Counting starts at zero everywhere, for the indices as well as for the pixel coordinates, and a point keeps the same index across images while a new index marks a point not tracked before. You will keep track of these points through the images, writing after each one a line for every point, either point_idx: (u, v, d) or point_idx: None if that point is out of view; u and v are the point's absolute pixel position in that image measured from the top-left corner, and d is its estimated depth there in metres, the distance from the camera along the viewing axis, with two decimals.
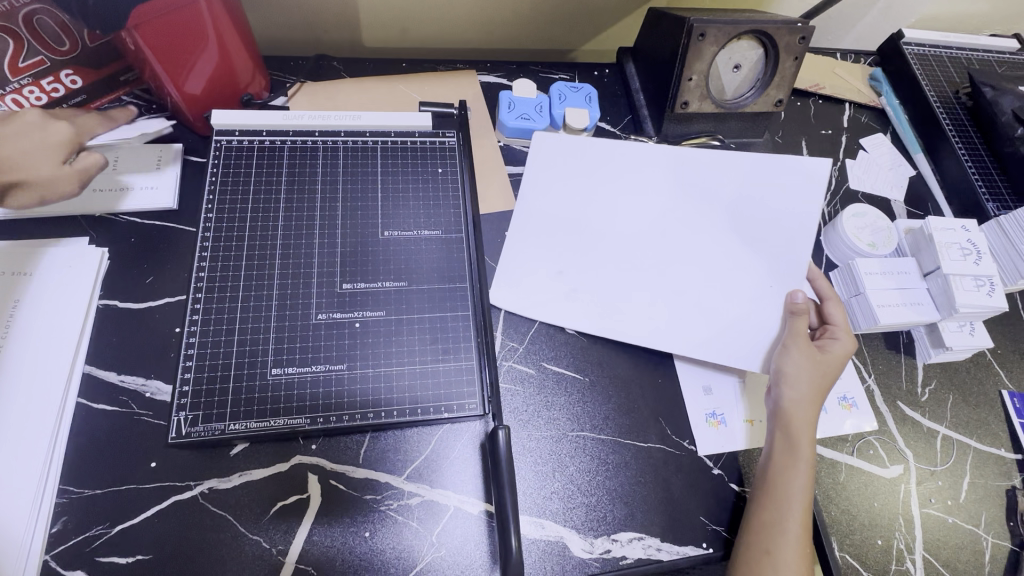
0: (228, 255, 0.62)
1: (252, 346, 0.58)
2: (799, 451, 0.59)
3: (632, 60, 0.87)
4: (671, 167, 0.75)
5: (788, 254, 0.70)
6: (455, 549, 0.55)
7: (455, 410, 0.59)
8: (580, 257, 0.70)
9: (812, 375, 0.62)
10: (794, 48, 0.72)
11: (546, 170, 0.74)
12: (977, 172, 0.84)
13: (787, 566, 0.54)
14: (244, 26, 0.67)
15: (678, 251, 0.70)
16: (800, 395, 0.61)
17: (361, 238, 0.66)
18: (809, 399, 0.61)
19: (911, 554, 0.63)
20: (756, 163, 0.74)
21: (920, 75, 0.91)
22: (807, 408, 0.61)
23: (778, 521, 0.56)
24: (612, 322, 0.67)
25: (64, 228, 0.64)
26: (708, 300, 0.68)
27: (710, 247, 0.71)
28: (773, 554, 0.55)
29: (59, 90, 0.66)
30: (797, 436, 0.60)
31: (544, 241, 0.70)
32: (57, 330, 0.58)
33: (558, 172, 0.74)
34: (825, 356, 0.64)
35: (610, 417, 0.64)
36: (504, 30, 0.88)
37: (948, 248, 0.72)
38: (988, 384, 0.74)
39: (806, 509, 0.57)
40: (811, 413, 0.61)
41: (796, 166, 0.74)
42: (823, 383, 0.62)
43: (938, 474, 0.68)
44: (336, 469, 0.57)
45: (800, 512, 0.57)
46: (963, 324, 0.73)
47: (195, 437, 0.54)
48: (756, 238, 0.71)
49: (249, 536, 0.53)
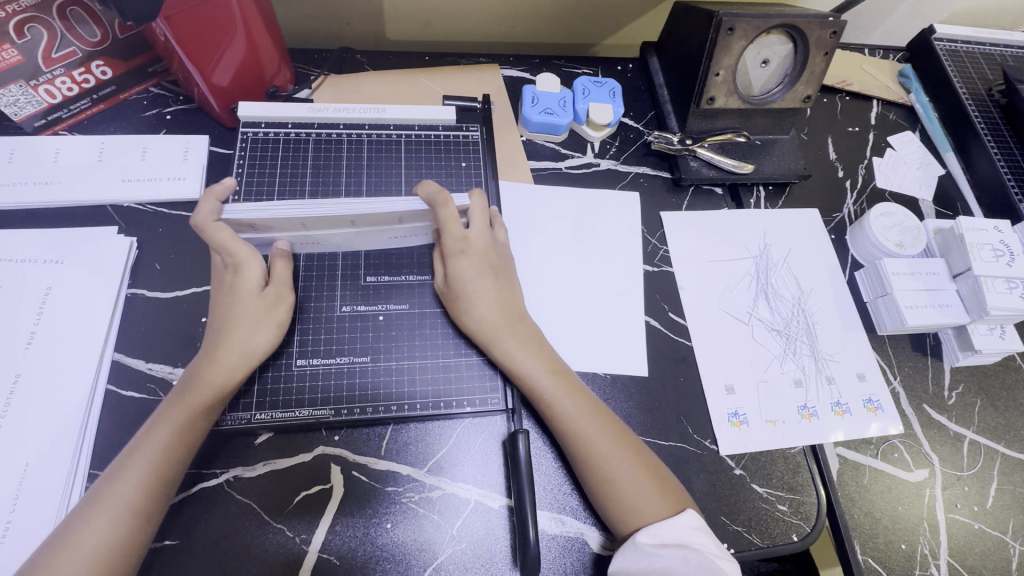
0: None
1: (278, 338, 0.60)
2: (546, 386, 0.58)
3: (656, 55, 0.86)
4: (528, 213, 0.72)
5: (636, 262, 0.72)
6: (475, 543, 0.55)
7: (478, 404, 0.60)
8: (546, 292, 0.68)
9: (475, 317, 0.59)
10: (825, 42, 0.71)
11: (518, 207, 0.72)
12: (1010, 172, 0.82)
13: (652, 498, 0.54)
14: (270, 14, 0.67)
15: (604, 286, 0.70)
16: (477, 329, 0.59)
17: (314, 310, 0.61)
18: (500, 309, 0.60)
19: (936, 559, 0.62)
20: (591, 199, 0.75)
21: (951, 72, 0.89)
22: (533, 362, 0.58)
23: (609, 470, 0.55)
24: (596, 351, 0.66)
25: (94, 217, 0.64)
26: (672, 341, 0.68)
27: (635, 290, 0.70)
28: (618, 482, 0.54)
29: (90, 80, 0.66)
30: (533, 373, 0.58)
31: (529, 272, 0.68)
32: (87, 318, 0.58)
33: (525, 209, 0.72)
34: (454, 286, 0.60)
35: (629, 414, 0.63)
36: (527, 23, 0.87)
37: (979, 249, 0.71)
38: (1017, 388, 0.73)
39: (613, 430, 0.57)
40: (551, 377, 0.58)
41: (628, 204, 0.76)
42: (499, 301, 0.60)
43: (965, 479, 0.67)
44: (358, 460, 0.57)
45: (611, 441, 0.56)
46: (993, 327, 0.71)
47: (223, 426, 0.56)
48: (631, 267, 0.72)
49: (273, 524, 0.54)
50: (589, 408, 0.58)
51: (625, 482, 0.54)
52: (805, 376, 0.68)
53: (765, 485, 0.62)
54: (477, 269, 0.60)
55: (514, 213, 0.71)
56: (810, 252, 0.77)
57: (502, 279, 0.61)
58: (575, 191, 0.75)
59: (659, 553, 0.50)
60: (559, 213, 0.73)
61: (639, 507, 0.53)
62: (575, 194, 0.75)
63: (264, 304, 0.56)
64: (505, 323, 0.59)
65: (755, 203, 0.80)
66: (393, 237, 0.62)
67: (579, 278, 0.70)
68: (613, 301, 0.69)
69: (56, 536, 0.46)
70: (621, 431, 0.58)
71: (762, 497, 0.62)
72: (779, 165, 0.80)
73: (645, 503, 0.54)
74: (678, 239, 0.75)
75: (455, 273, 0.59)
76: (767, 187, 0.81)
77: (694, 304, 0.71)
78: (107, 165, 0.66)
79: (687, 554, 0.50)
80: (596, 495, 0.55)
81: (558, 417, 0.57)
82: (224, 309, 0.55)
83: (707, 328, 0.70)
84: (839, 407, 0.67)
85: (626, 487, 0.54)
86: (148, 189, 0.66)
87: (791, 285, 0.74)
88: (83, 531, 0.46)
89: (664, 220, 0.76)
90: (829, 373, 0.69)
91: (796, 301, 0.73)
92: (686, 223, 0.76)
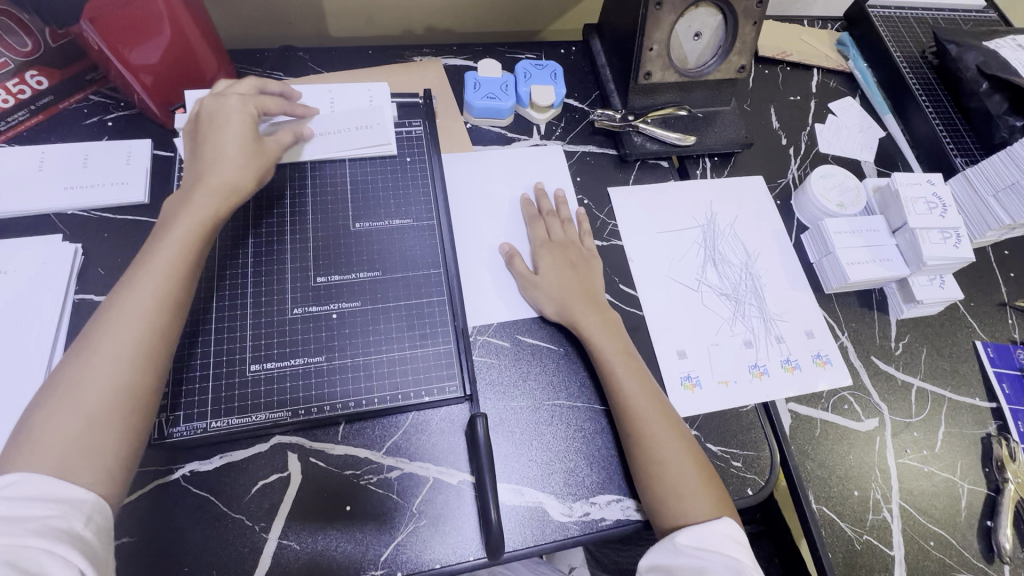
0: (197, 319, 0.59)
1: (229, 344, 0.59)
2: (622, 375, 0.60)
3: (597, 37, 0.87)
4: (477, 197, 0.73)
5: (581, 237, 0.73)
6: (436, 518, 0.56)
7: (436, 394, 0.60)
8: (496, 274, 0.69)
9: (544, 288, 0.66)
10: (751, 12, 0.73)
11: (465, 192, 0.73)
12: (945, 128, 0.85)
13: (695, 494, 0.54)
14: (197, 5, 0.66)
15: None
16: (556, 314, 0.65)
17: (268, 313, 0.61)
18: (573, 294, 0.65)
19: (888, 503, 0.64)
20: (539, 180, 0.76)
21: (885, 37, 0.92)
22: (612, 345, 0.62)
23: (662, 457, 0.56)
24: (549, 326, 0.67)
25: (37, 226, 0.64)
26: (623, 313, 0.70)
27: None
28: (664, 467, 0.55)
29: (25, 91, 0.67)
30: (607, 352, 0.62)
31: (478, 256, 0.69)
32: (33, 325, 0.58)
33: (473, 194, 0.73)
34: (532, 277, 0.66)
35: (585, 385, 0.64)
36: (469, 13, 0.88)
37: (914, 203, 0.73)
38: (961, 336, 0.75)
39: (675, 427, 0.58)
40: (624, 363, 0.61)
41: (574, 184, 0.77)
42: (576, 285, 0.66)
43: (914, 425, 0.69)
44: (315, 447, 0.58)
45: (674, 440, 0.57)
46: (933, 278, 0.73)
47: (177, 437, 0.55)
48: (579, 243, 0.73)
49: (232, 515, 0.54)
50: (646, 388, 0.60)
51: (674, 469, 0.55)
52: (755, 336, 0.70)
53: (719, 443, 0.64)
54: (560, 265, 0.67)
55: (460, 198, 0.73)
56: (756, 217, 0.79)
57: (582, 275, 0.67)
58: (523, 173, 0.76)
59: (699, 555, 0.50)
60: (508, 195, 0.74)
61: (687, 498, 0.54)
62: (522, 175, 0.76)
63: (246, 148, 0.59)
64: (582, 304, 0.64)
65: (701, 174, 0.81)
66: (318, 134, 0.69)
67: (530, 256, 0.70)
68: None
69: (42, 398, 0.45)
70: (674, 416, 0.60)
71: (717, 455, 0.63)
72: (722, 136, 0.81)
73: (693, 497, 0.54)
74: (626, 212, 0.76)
75: (538, 262, 0.67)
76: (712, 157, 0.83)
77: (642, 274, 0.72)
78: (48, 174, 0.66)
79: (726, 560, 0.49)
80: (642, 477, 0.56)
81: (621, 397, 0.59)
82: (201, 162, 0.58)
83: (658, 298, 0.71)
84: (789, 364, 0.69)
85: (672, 463, 0.56)
86: (89, 195, 0.66)
87: (738, 250, 0.76)
88: (70, 387, 0.45)
89: (612, 196, 0.77)
90: (778, 332, 0.71)
91: (743, 265, 0.75)
92: (634, 198, 0.78)
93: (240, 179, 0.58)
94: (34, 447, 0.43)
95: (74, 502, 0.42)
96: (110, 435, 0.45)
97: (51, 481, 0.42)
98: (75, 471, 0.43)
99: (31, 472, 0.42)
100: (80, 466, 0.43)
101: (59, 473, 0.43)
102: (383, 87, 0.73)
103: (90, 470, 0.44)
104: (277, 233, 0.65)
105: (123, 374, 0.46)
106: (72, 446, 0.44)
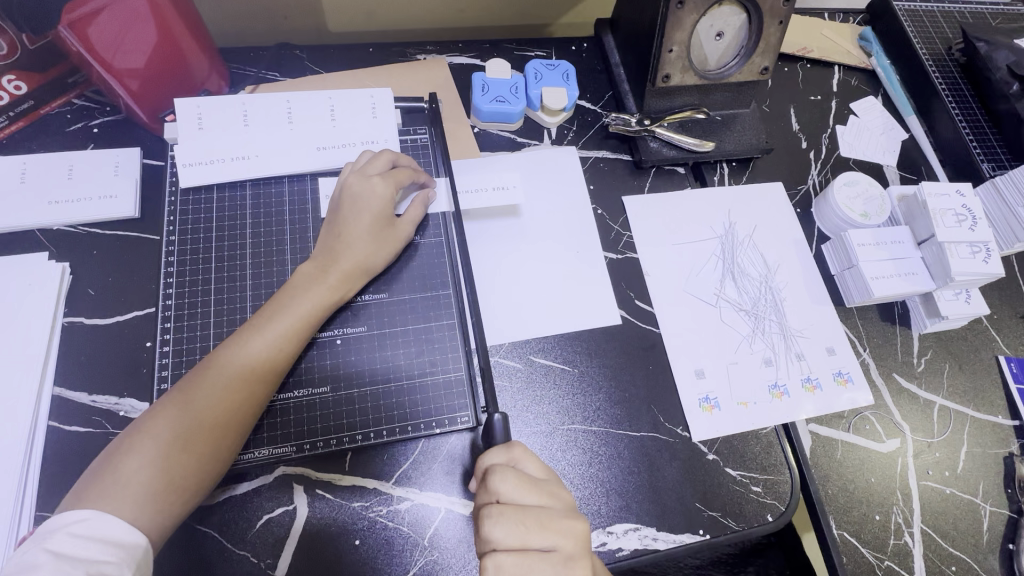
0: (190, 350, 0.56)
1: None
2: None
3: (610, 33, 0.83)
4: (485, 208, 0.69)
5: (595, 250, 0.70)
6: (448, 551, 0.54)
7: (446, 425, 0.57)
8: (508, 291, 0.66)
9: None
10: (778, 11, 0.69)
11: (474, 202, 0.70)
12: (971, 132, 0.82)
13: None
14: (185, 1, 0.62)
15: (566, 281, 0.67)
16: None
17: None
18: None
19: (909, 528, 0.63)
20: (551, 190, 0.72)
21: (911, 32, 0.88)
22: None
23: None
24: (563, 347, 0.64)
25: (22, 243, 0.60)
26: (639, 331, 0.67)
27: (593, 283, 0.68)
28: None
29: (2, 95, 0.62)
30: None
31: (489, 272, 0.66)
32: (22, 350, 0.55)
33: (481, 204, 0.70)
34: None
35: (602, 408, 0.62)
36: (476, 8, 0.84)
37: (942, 215, 0.70)
38: (984, 351, 0.73)
39: None
40: None
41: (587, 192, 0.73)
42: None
43: (935, 446, 0.67)
44: (321, 478, 0.55)
45: None
46: (958, 292, 0.71)
47: None
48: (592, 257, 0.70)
49: (236, 552, 0.52)
50: None
51: None
52: (775, 354, 0.68)
53: (739, 467, 0.62)
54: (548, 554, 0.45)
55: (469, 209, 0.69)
56: (776, 227, 0.76)
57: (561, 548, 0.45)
58: (535, 182, 0.72)
59: None
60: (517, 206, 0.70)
61: None
62: (532, 184, 0.72)
63: (380, 234, 0.59)
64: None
65: (718, 181, 0.78)
66: (319, 146, 0.64)
67: (541, 271, 0.67)
68: (577, 293, 0.67)
69: (136, 427, 0.48)
70: None
71: (736, 480, 0.61)
72: (742, 140, 0.77)
73: None
74: (641, 223, 0.73)
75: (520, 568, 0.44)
76: (729, 163, 0.79)
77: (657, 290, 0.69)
78: (30, 186, 0.62)
79: None
80: None
81: None
82: (335, 242, 0.58)
83: (674, 317, 0.68)
84: (810, 383, 0.67)
85: None
86: (76, 208, 0.62)
87: (757, 262, 0.73)
88: (159, 428, 0.47)
89: (626, 206, 0.74)
90: (798, 349, 0.69)
91: (763, 278, 0.72)
92: (649, 207, 0.74)
93: (372, 260, 0.59)
94: (112, 485, 0.45)
95: (126, 546, 0.43)
96: (176, 493, 0.46)
97: (115, 523, 0.43)
98: (138, 514, 0.44)
99: (102, 511, 0.44)
100: (145, 512, 0.45)
101: (126, 517, 0.44)
102: (386, 92, 0.68)
103: (151, 518, 0.45)
104: (274, 250, 0.61)
105: (201, 438, 0.48)
106: (143, 490, 0.45)
